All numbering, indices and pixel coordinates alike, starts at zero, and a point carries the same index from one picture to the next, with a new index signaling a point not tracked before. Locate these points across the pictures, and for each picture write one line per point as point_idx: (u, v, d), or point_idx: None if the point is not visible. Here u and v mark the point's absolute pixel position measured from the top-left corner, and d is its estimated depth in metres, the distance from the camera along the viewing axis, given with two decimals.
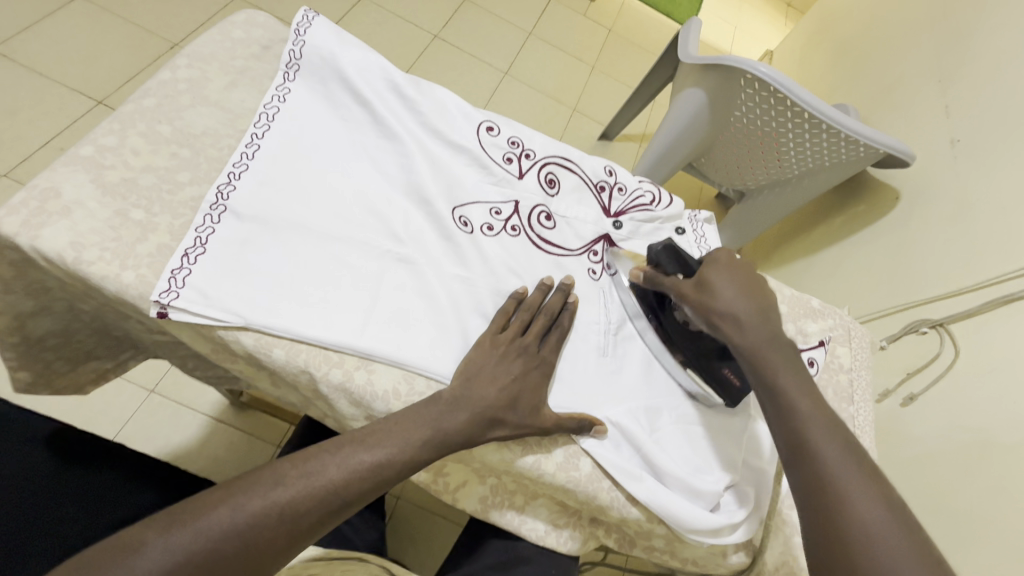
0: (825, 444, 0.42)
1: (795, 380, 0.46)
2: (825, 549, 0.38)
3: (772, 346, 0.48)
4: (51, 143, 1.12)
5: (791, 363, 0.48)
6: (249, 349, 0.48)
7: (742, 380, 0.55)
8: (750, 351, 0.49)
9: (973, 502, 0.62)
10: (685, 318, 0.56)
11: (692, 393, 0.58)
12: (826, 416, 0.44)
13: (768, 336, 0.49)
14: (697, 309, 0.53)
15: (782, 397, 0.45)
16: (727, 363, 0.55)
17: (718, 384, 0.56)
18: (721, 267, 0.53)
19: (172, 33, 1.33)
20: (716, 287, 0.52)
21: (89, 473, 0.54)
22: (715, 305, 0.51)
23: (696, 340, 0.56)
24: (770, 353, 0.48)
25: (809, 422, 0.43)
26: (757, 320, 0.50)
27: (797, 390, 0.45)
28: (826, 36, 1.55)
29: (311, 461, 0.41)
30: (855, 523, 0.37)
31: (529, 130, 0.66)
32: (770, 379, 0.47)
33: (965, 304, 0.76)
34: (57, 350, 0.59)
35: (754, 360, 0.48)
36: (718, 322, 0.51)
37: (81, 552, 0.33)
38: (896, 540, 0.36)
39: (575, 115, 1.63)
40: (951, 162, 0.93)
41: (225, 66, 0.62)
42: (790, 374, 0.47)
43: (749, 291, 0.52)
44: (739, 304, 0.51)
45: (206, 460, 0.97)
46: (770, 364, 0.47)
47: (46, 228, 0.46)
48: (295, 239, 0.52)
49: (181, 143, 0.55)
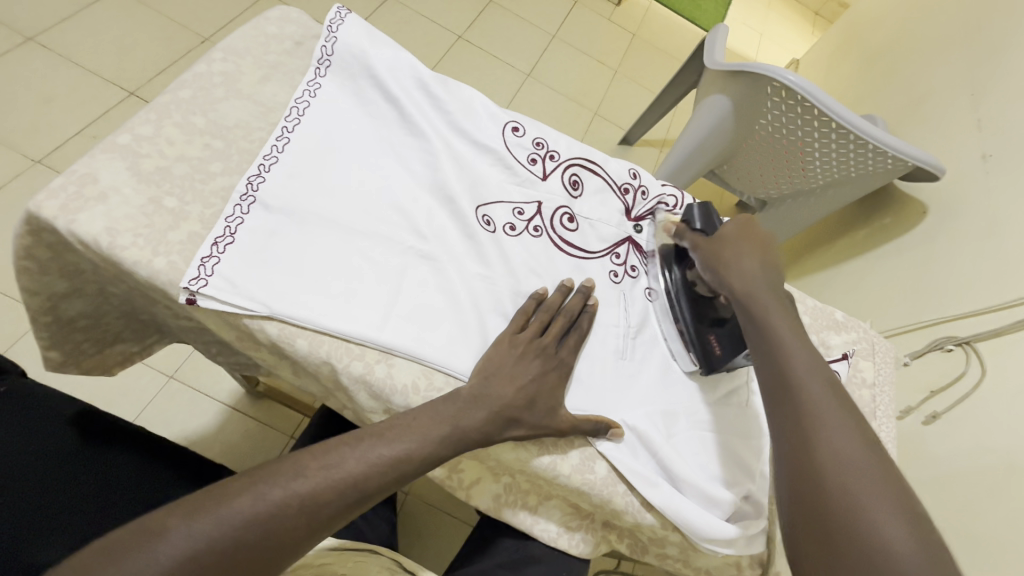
0: (805, 375, 0.43)
1: (784, 319, 0.48)
2: (790, 467, 0.39)
3: (768, 292, 0.50)
4: (84, 131, 1.15)
5: (783, 307, 0.49)
6: (273, 338, 0.49)
7: (723, 351, 0.55)
8: (743, 293, 0.51)
9: (995, 525, 0.60)
10: (693, 278, 0.61)
11: (679, 359, 0.59)
12: (810, 353, 0.45)
13: (765, 284, 0.51)
14: (703, 259, 0.57)
15: (769, 332, 0.47)
16: (714, 330, 0.57)
17: (699, 347, 0.57)
18: (734, 225, 0.57)
19: (204, 27, 1.36)
20: (725, 240, 0.56)
21: (105, 453, 0.54)
22: (718, 253, 0.55)
23: (696, 303, 0.60)
24: (764, 295, 0.50)
25: (793, 354, 0.45)
26: (756, 270, 0.53)
27: (786, 327, 0.47)
28: (855, 47, 1.53)
29: (331, 454, 0.41)
30: (824, 443, 0.39)
31: (555, 131, 0.67)
32: (760, 316, 0.49)
33: (994, 322, 0.75)
34: (85, 332, 0.61)
35: (746, 302, 0.50)
36: (718, 270, 0.54)
37: (107, 537, 0.34)
38: (862, 464, 0.37)
39: (596, 119, 1.63)
40: (982, 176, 0.91)
41: (258, 61, 0.63)
42: (781, 315, 0.48)
43: (750, 246, 0.55)
44: (741, 254, 0.54)
45: (222, 447, 0.99)
46: (762, 304, 0.49)
47: (83, 213, 0.47)
48: (321, 232, 0.53)
49: (215, 135, 0.56)
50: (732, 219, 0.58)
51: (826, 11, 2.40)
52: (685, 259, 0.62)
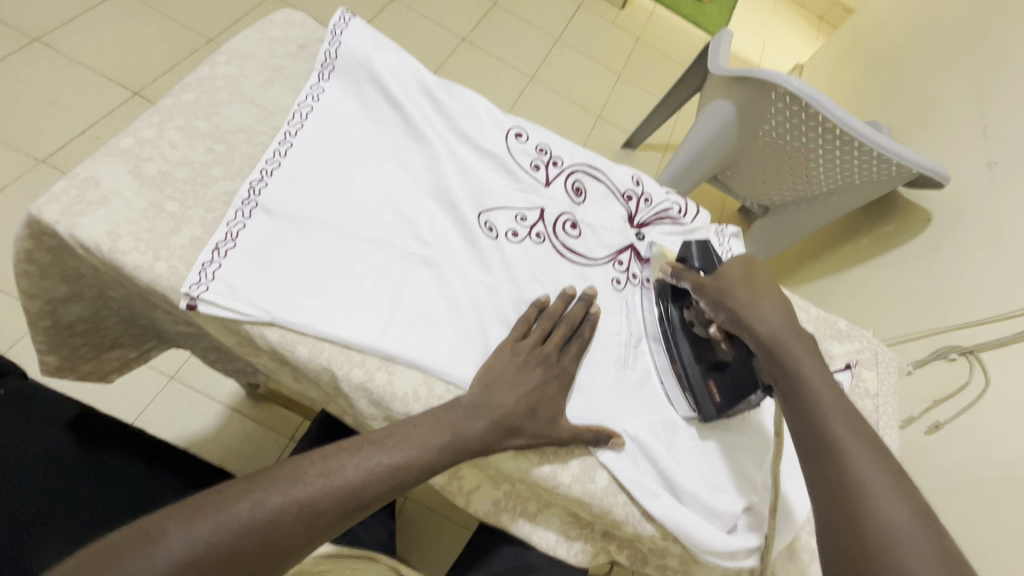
0: (847, 438, 0.39)
1: (818, 370, 0.43)
2: (839, 551, 0.35)
3: (793, 336, 0.46)
4: (87, 132, 1.16)
5: (815, 356, 0.45)
6: (273, 344, 0.48)
7: (724, 398, 0.53)
8: (770, 341, 0.47)
9: (998, 538, 0.60)
10: (691, 318, 0.58)
11: (674, 403, 0.57)
12: (850, 412, 0.41)
13: (789, 327, 0.47)
14: (711, 300, 0.54)
15: (804, 388, 0.43)
16: (713, 375, 0.54)
17: (698, 393, 0.55)
18: (740, 264, 0.54)
19: (208, 29, 1.36)
20: (735, 281, 0.52)
21: (107, 456, 0.54)
22: (727, 293, 0.52)
23: (695, 345, 0.57)
24: (793, 344, 0.46)
25: (831, 414, 0.40)
26: (777, 313, 0.49)
27: (821, 381, 0.43)
28: (859, 52, 1.53)
29: (330, 459, 0.41)
30: (871, 516, 0.34)
31: (558, 137, 0.66)
32: (791, 369, 0.44)
33: (997, 332, 0.74)
34: (85, 335, 0.60)
35: (770, 349, 0.46)
36: (733, 313, 0.51)
37: (107, 539, 0.34)
38: (922, 547, 0.32)
39: (599, 122, 1.63)
40: (988, 185, 0.90)
41: (262, 64, 0.63)
42: (815, 367, 0.44)
43: (765, 286, 0.51)
44: (757, 296, 0.50)
45: (222, 449, 0.98)
46: (792, 354, 0.45)
47: (85, 216, 0.47)
48: (323, 237, 0.52)
49: (217, 139, 0.56)
50: (734, 258, 0.55)
51: (830, 15, 2.40)
52: (682, 298, 0.60)
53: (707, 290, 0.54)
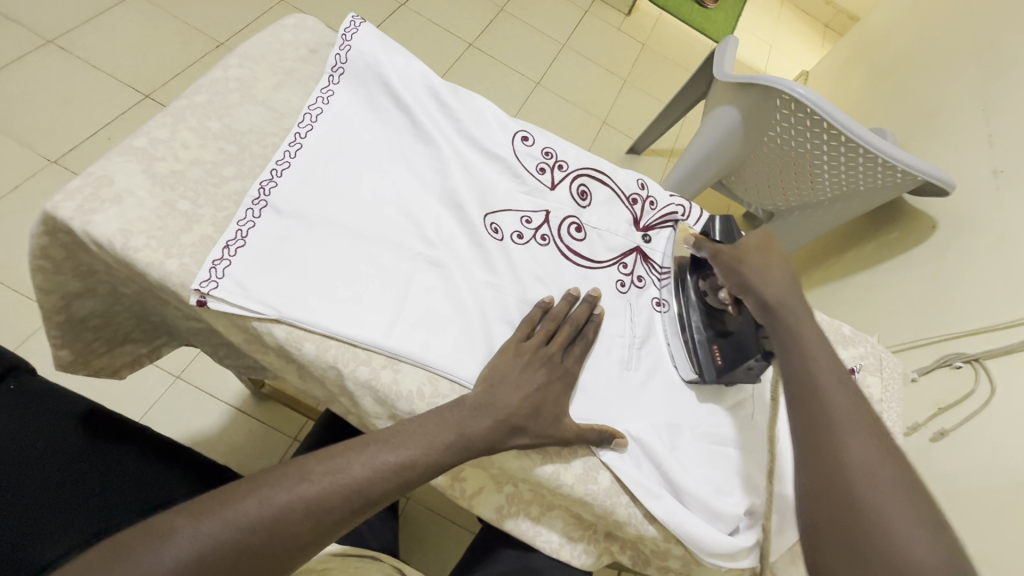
0: (834, 393, 0.43)
1: (813, 332, 0.47)
2: (820, 485, 0.39)
3: (796, 301, 0.50)
4: (100, 132, 1.17)
5: (812, 320, 0.48)
6: (281, 342, 0.49)
7: (725, 362, 0.56)
8: (773, 305, 0.50)
9: (1002, 545, 0.60)
10: (705, 289, 0.60)
11: (679, 365, 0.59)
12: (839, 369, 0.44)
13: (791, 292, 0.51)
14: (723, 267, 0.56)
15: (799, 347, 0.46)
16: (719, 340, 0.57)
17: (702, 357, 0.57)
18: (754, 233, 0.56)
19: (219, 33, 1.38)
20: (749, 246, 0.55)
21: (114, 451, 0.55)
22: (739, 260, 0.54)
23: (708, 316, 0.59)
24: (794, 308, 0.49)
25: (822, 370, 0.44)
26: (782, 280, 0.52)
27: (816, 341, 0.46)
28: (865, 60, 1.53)
29: (336, 458, 0.41)
30: (851, 458, 0.39)
31: (564, 141, 0.67)
32: (790, 330, 0.48)
33: (1002, 339, 0.74)
34: (96, 331, 0.61)
35: (774, 310, 0.50)
36: (743, 279, 0.53)
37: (117, 536, 0.34)
38: (887, 487, 0.37)
39: (605, 128, 1.63)
40: (993, 192, 0.91)
41: (274, 67, 0.64)
42: (811, 329, 0.47)
43: (775, 256, 0.54)
44: (766, 264, 0.53)
45: (226, 447, 0.99)
46: (792, 317, 0.48)
47: (99, 214, 0.48)
48: (331, 237, 0.53)
49: (229, 140, 0.57)
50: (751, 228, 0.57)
51: (836, 24, 2.41)
52: (700, 269, 0.61)
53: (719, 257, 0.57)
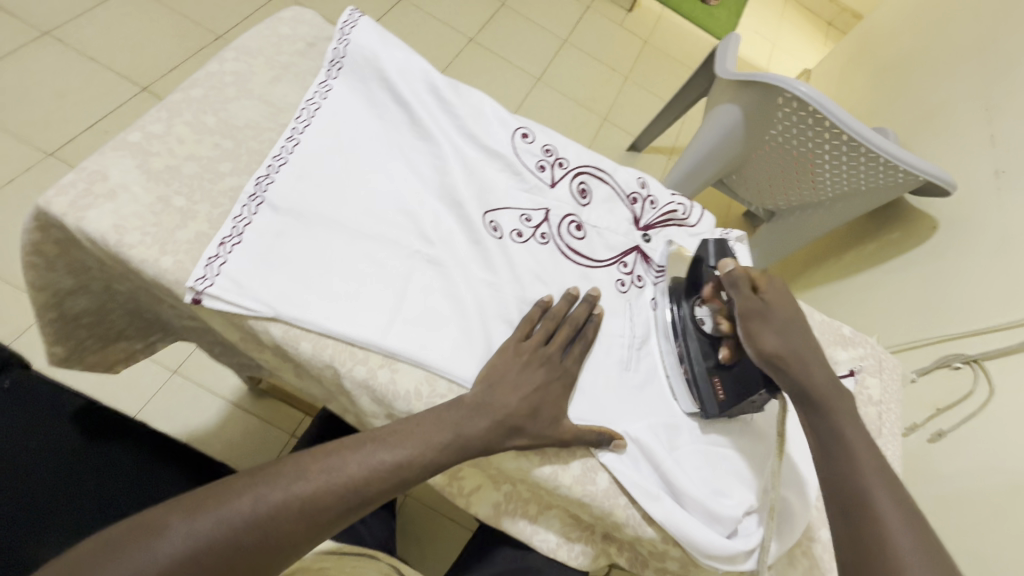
0: (884, 502, 0.40)
1: (856, 432, 0.45)
2: None
3: (831, 391, 0.47)
4: (96, 126, 1.16)
5: (853, 414, 0.47)
6: (277, 340, 0.49)
7: (728, 396, 0.54)
8: (811, 392, 0.47)
9: (1000, 548, 0.60)
10: (701, 317, 0.58)
11: (679, 399, 0.57)
12: (887, 477, 0.42)
13: (827, 380, 0.48)
14: (745, 326, 0.51)
15: (842, 446, 0.44)
16: (719, 373, 0.55)
17: (702, 391, 0.55)
18: (774, 292, 0.53)
19: (217, 25, 1.37)
20: (772, 315, 0.51)
21: (109, 448, 0.54)
22: (767, 328, 0.50)
23: (705, 343, 0.57)
24: (834, 401, 0.47)
25: (870, 477, 0.42)
26: (813, 359, 0.49)
27: (859, 441, 0.45)
28: (867, 59, 1.52)
29: (332, 456, 0.41)
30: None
31: (564, 139, 0.66)
32: (832, 427, 0.46)
33: (1002, 341, 0.74)
34: (91, 328, 0.61)
35: (811, 402, 0.47)
36: (776, 352, 0.49)
37: (106, 532, 0.34)
38: None
39: (605, 125, 1.63)
40: (994, 193, 0.90)
41: (271, 61, 0.63)
42: (854, 428, 0.45)
43: (801, 330, 0.51)
44: (797, 341, 0.50)
45: (223, 443, 0.99)
46: (833, 411, 0.46)
47: (92, 210, 0.47)
48: (328, 234, 0.53)
49: (224, 135, 0.56)
50: (771, 285, 0.53)
51: (839, 21, 2.39)
52: (694, 294, 0.59)
53: (745, 315, 0.51)
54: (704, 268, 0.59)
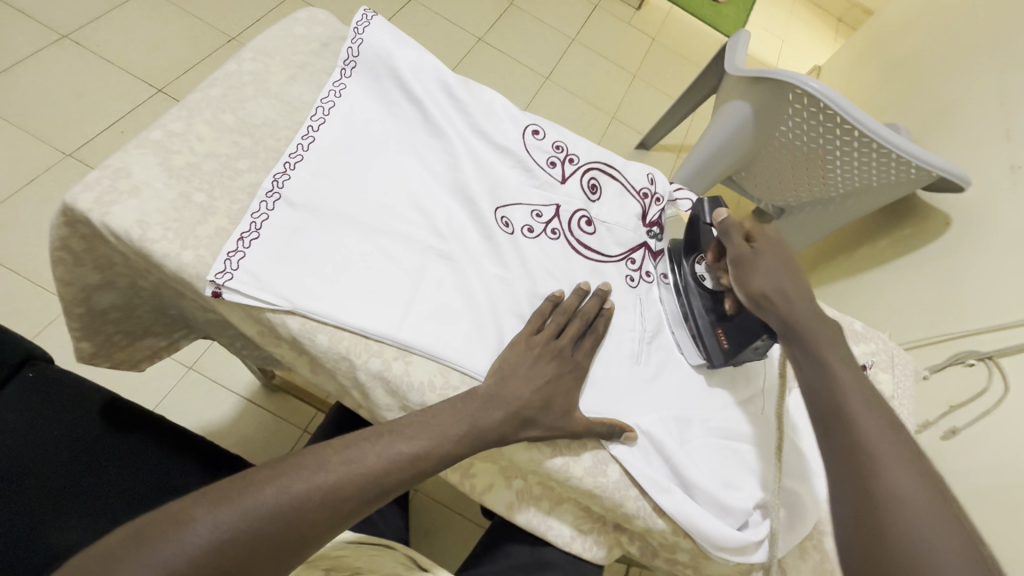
0: (864, 416, 0.41)
1: (837, 351, 0.46)
2: (853, 513, 0.38)
3: (815, 319, 0.48)
4: (113, 127, 1.19)
5: (835, 338, 0.47)
6: (294, 333, 0.50)
7: (731, 345, 0.56)
8: (794, 323, 0.48)
9: (1013, 544, 0.60)
10: (701, 274, 0.60)
11: (685, 352, 0.60)
12: (866, 392, 0.43)
13: (811, 310, 0.49)
14: (737, 272, 0.53)
15: (824, 368, 0.45)
16: (722, 325, 0.57)
17: (708, 343, 0.57)
18: (767, 239, 0.54)
19: (230, 27, 1.39)
20: (759, 257, 0.52)
21: (130, 441, 0.56)
22: (755, 270, 0.52)
23: (708, 298, 0.59)
24: (815, 329, 0.48)
25: (849, 393, 0.43)
26: (799, 294, 0.50)
27: (839, 360, 0.45)
28: (878, 55, 1.51)
29: (351, 448, 0.42)
30: (881, 479, 0.37)
31: (575, 135, 0.67)
32: (813, 351, 0.46)
33: (1017, 338, 0.73)
34: (116, 324, 0.62)
35: (796, 332, 0.48)
36: (762, 291, 0.51)
37: (135, 522, 0.35)
38: (927, 504, 0.36)
39: (614, 123, 1.63)
40: (1009, 189, 0.89)
41: (286, 61, 0.65)
42: (834, 350, 0.46)
43: (791, 269, 0.52)
44: (783, 278, 0.51)
45: (238, 438, 1.01)
46: (815, 336, 0.47)
47: (116, 206, 0.48)
48: (343, 229, 0.54)
49: (243, 133, 0.57)
50: (761, 230, 0.55)
51: (849, 17, 2.37)
52: (693, 253, 0.61)
53: (737, 261, 0.53)
54: (699, 226, 0.60)
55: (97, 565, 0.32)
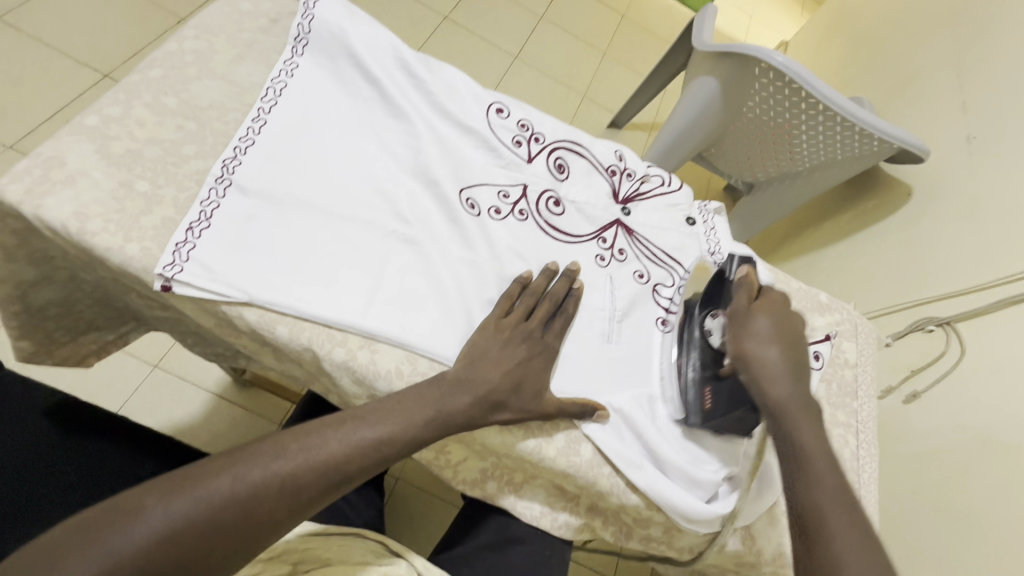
0: (838, 521, 0.38)
1: (818, 445, 0.42)
2: None
3: (801, 405, 0.44)
4: (57, 115, 1.12)
5: (818, 430, 0.43)
6: (252, 325, 0.48)
7: (714, 408, 0.51)
8: (774, 405, 0.45)
9: (969, 500, 0.63)
10: (709, 328, 0.54)
11: (667, 402, 0.56)
12: (846, 498, 0.39)
13: (799, 393, 0.45)
14: (732, 330, 0.50)
15: (802, 462, 0.42)
16: (713, 384, 0.52)
17: (693, 398, 0.53)
18: (769, 304, 0.51)
19: (179, 7, 1.31)
20: (756, 323, 0.49)
21: (87, 443, 0.53)
22: (748, 331, 0.49)
23: (707, 353, 0.54)
24: (799, 414, 0.44)
25: (824, 496, 0.39)
26: (789, 370, 0.46)
27: (821, 458, 0.41)
28: (842, 29, 1.53)
29: (312, 435, 0.40)
30: None
31: (539, 113, 0.66)
32: (792, 443, 0.43)
33: (971, 303, 0.76)
34: (57, 321, 0.58)
35: (777, 413, 0.45)
36: (753, 358, 0.47)
37: (82, 514, 0.33)
38: None
39: (585, 102, 1.61)
40: (965, 158, 0.92)
41: (233, 39, 0.61)
42: (814, 440, 0.43)
43: (788, 338, 0.48)
44: (776, 348, 0.47)
45: (208, 435, 0.98)
46: (797, 426, 0.43)
47: (51, 197, 0.45)
48: (301, 217, 0.51)
49: (187, 116, 0.54)
50: (765, 295, 0.52)
51: None
52: (709, 306, 0.56)
53: (733, 319, 0.50)
54: (725, 283, 0.55)
55: (44, 563, 0.30)
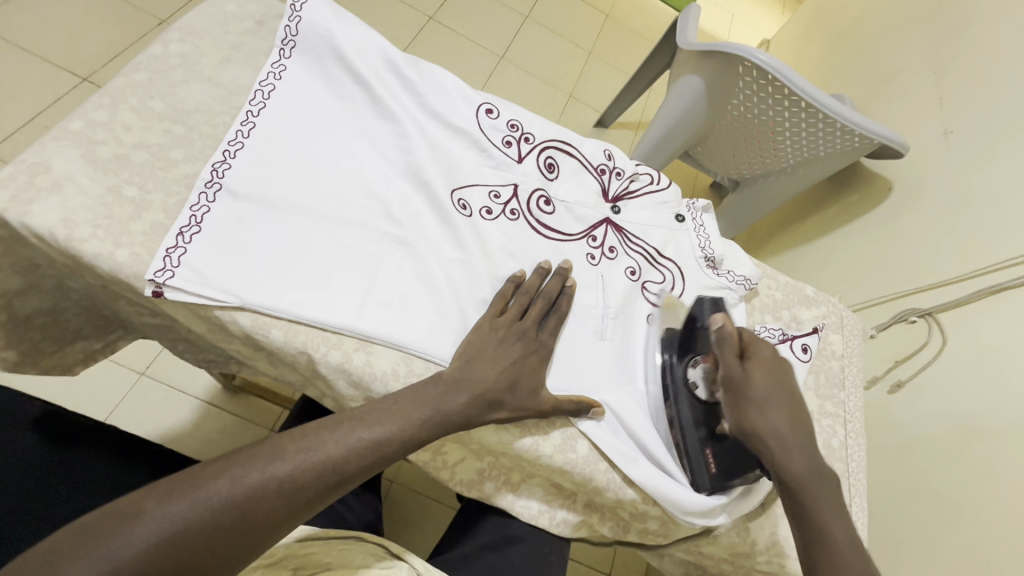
0: None
1: (839, 525, 0.44)
2: None
3: (815, 479, 0.46)
4: (36, 120, 1.09)
5: (832, 500, 0.46)
6: (246, 329, 0.48)
7: (719, 470, 0.53)
8: (792, 481, 0.46)
9: (953, 486, 0.64)
10: (693, 380, 0.54)
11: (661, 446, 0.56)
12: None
13: (811, 465, 0.47)
14: (732, 399, 0.50)
15: (824, 544, 0.43)
16: (712, 445, 0.54)
17: (696, 462, 0.54)
18: (761, 361, 0.51)
19: (160, 10, 1.30)
20: (756, 389, 0.49)
21: (75, 457, 0.52)
22: (750, 401, 0.49)
23: (698, 409, 0.54)
24: (816, 491, 0.46)
25: None
26: (795, 438, 0.48)
27: (842, 538, 0.43)
28: (823, 27, 1.55)
29: (309, 437, 0.40)
30: None
31: (529, 113, 0.66)
32: (814, 523, 0.45)
33: (952, 295, 0.78)
34: (44, 330, 0.57)
35: (794, 488, 0.46)
36: (758, 431, 0.48)
37: (78, 522, 0.32)
38: None
39: (572, 101, 1.62)
40: (943, 153, 0.94)
41: (218, 41, 0.61)
42: (835, 517, 0.45)
43: (787, 399, 0.50)
44: (780, 416, 0.49)
45: (199, 442, 0.97)
46: (816, 506, 0.45)
47: (36, 204, 0.45)
48: (293, 219, 0.51)
49: (174, 120, 0.54)
50: (756, 351, 0.51)
51: None
52: (686, 353, 0.56)
53: (730, 386, 0.50)
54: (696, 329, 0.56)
55: (41, 564, 0.30)
